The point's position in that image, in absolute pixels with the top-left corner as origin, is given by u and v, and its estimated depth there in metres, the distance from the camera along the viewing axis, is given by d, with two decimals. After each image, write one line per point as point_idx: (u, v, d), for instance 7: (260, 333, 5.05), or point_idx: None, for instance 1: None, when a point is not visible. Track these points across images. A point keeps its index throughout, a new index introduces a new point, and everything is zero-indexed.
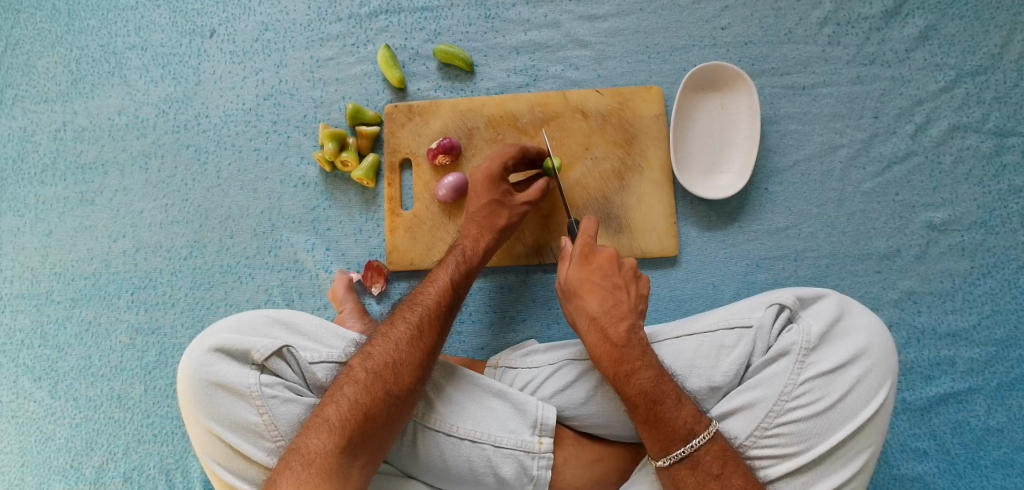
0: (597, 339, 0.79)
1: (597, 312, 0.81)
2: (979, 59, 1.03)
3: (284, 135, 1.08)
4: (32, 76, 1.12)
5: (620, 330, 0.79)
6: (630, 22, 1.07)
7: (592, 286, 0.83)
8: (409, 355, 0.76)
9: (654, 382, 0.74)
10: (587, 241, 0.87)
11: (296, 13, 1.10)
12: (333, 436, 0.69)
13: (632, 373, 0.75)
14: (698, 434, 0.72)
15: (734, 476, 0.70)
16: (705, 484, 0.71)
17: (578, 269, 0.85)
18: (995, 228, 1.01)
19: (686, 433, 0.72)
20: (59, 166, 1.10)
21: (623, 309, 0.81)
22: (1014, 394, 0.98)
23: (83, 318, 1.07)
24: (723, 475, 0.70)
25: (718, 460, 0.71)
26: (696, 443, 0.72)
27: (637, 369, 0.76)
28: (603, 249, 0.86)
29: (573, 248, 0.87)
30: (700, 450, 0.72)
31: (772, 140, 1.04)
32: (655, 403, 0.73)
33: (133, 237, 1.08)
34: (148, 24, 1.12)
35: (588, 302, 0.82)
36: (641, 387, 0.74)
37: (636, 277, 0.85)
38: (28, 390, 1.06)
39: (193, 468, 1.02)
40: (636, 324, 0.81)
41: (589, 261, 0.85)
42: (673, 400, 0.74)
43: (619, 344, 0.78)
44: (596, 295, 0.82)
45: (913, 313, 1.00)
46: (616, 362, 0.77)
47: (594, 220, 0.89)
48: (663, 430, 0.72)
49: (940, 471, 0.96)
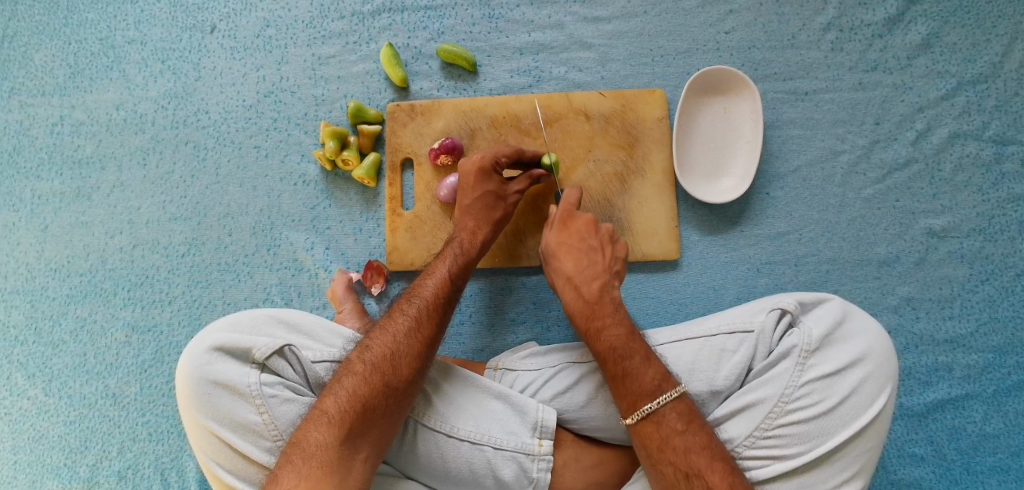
0: (572, 297, 0.85)
1: (573, 271, 0.86)
2: (980, 67, 1.03)
3: (284, 133, 1.08)
4: (30, 69, 1.11)
5: (593, 288, 0.84)
6: (634, 24, 1.07)
7: (569, 248, 0.88)
8: (406, 347, 0.76)
9: (624, 339, 0.78)
10: (567, 207, 0.91)
11: (298, 10, 1.09)
12: (333, 428, 0.69)
13: (603, 329, 0.80)
14: (665, 391, 0.74)
15: (697, 433, 0.71)
16: (669, 440, 0.72)
17: (557, 234, 0.89)
18: (994, 236, 1.01)
19: (653, 388, 0.74)
20: (55, 161, 1.09)
21: (597, 269, 0.86)
22: (1011, 399, 0.98)
23: (78, 315, 1.06)
24: (687, 431, 0.71)
25: (683, 417, 0.73)
26: (662, 400, 0.73)
27: (606, 326, 0.80)
28: (581, 215, 0.90)
29: (553, 214, 0.92)
30: (666, 406, 0.73)
31: (774, 145, 1.04)
32: (622, 358, 0.77)
33: (131, 233, 1.07)
34: (148, 19, 1.11)
35: (564, 263, 0.87)
36: (611, 343, 0.78)
37: (613, 241, 0.89)
38: (22, 387, 1.05)
39: (189, 467, 1.02)
40: (610, 283, 0.85)
41: (567, 226, 0.89)
42: (640, 358, 0.76)
43: (592, 301, 0.83)
44: (571, 257, 0.87)
45: (912, 319, 1.00)
46: (588, 318, 0.82)
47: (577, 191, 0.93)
48: (629, 386, 0.75)
49: (936, 477, 0.97)
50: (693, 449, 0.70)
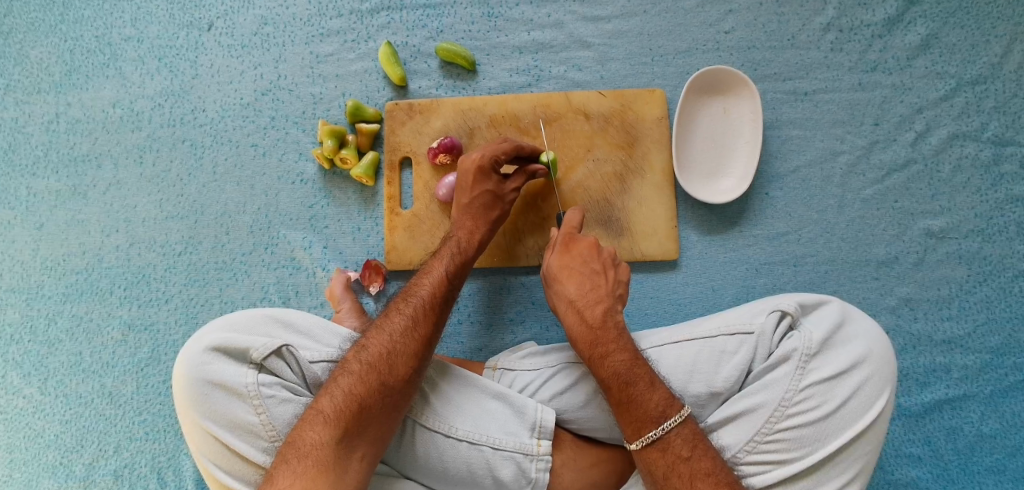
0: (575, 321, 0.83)
1: (575, 295, 0.85)
2: (978, 68, 1.03)
3: (282, 131, 1.07)
4: (25, 66, 1.10)
5: (597, 312, 0.83)
6: (634, 23, 1.06)
7: (572, 272, 0.87)
8: (403, 346, 0.75)
9: (628, 365, 0.77)
10: (569, 231, 0.91)
11: (296, 7, 1.09)
12: (328, 428, 0.68)
13: (607, 355, 0.79)
14: (670, 417, 0.73)
15: (703, 459, 0.71)
16: (674, 466, 0.72)
17: (559, 257, 0.89)
18: (992, 237, 1.01)
19: (658, 415, 0.73)
20: (51, 158, 1.08)
21: (601, 293, 0.85)
22: (1008, 401, 0.98)
23: (74, 313, 1.06)
24: (693, 458, 0.71)
25: (688, 443, 0.72)
26: (667, 426, 0.73)
27: (611, 352, 0.79)
28: (583, 238, 0.90)
29: (556, 237, 0.91)
30: (670, 433, 0.73)
31: (773, 145, 1.04)
32: (627, 384, 0.76)
33: (127, 232, 1.07)
34: (145, 16, 1.10)
35: (567, 288, 0.86)
36: (614, 369, 0.77)
37: (615, 264, 0.88)
38: (17, 386, 1.04)
39: (185, 467, 1.01)
40: (613, 308, 0.84)
41: (570, 249, 0.89)
42: (645, 383, 0.76)
43: (595, 326, 0.82)
44: (575, 280, 0.86)
45: (910, 320, 1.00)
46: (592, 344, 0.80)
47: (580, 213, 0.92)
48: (635, 412, 0.74)
49: (934, 477, 0.97)
50: (698, 475, 0.70)
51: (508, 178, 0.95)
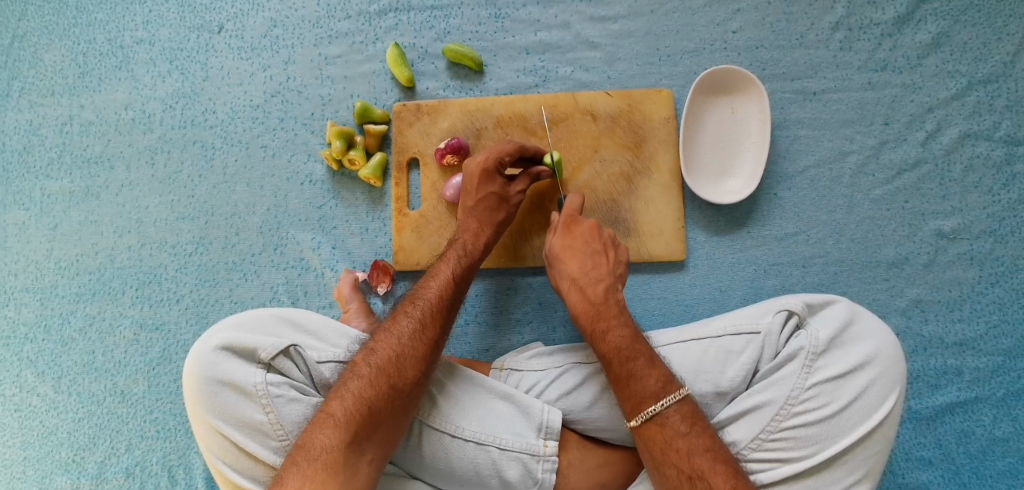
0: (577, 298, 0.85)
1: (577, 273, 0.86)
2: (990, 67, 1.02)
3: (291, 133, 1.08)
4: (39, 68, 1.11)
5: (598, 290, 0.84)
6: (641, 24, 1.06)
7: (574, 252, 0.87)
8: (412, 349, 0.76)
9: (628, 340, 0.79)
10: (570, 212, 0.91)
11: (305, 10, 1.09)
12: (338, 431, 0.69)
13: (607, 330, 0.80)
14: (669, 394, 0.73)
15: (700, 436, 0.71)
16: (672, 442, 0.71)
17: (562, 239, 0.89)
18: (1005, 237, 1.00)
19: (657, 390, 0.74)
20: (65, 160, 1.10)
21: (602, 272, 0.85)
22: (1020, 403, 0.97)
23: (87, 313, 1.07)
24: (691, 433, 0.71)
25: (686, 420, 0.72)
26: (666, 402, 0.73)
27: (612, 326, 0.80)
28: (584, 221, 0.90)
29: (556, 219, 0.91)
30: (669, 409, 0.73)
31: (782, 145, 1.03)
32: (626, 359, 0.77)
33: (138, 232, 1.08)
34: (156, 19, 1.11)
35: (570, 266, 0.86)
36: (616, 344, 0.78)
37: (615, 245, 0.90)
38: (31, 384, 1.06)
39: (195, 465, 1.02)
40: (614, 286, 0.85)
41: (572, 231, 0.89)
42: (645, 360, 0.77)
43: (597, 303, 0.83)
44: (576, 258, 0.87)
45: (921, 321, 0.99)
46: (593, 319, 0.82)
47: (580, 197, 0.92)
48: (633, 388, 0.75)
49: (944, 481, 0.96)
50: (696, 451, 0.70)
51: (513, 181, 0.95)
